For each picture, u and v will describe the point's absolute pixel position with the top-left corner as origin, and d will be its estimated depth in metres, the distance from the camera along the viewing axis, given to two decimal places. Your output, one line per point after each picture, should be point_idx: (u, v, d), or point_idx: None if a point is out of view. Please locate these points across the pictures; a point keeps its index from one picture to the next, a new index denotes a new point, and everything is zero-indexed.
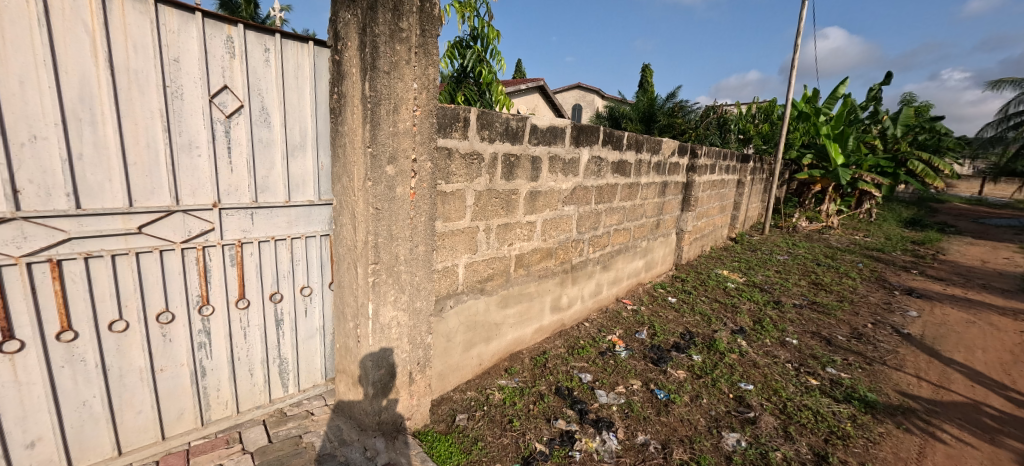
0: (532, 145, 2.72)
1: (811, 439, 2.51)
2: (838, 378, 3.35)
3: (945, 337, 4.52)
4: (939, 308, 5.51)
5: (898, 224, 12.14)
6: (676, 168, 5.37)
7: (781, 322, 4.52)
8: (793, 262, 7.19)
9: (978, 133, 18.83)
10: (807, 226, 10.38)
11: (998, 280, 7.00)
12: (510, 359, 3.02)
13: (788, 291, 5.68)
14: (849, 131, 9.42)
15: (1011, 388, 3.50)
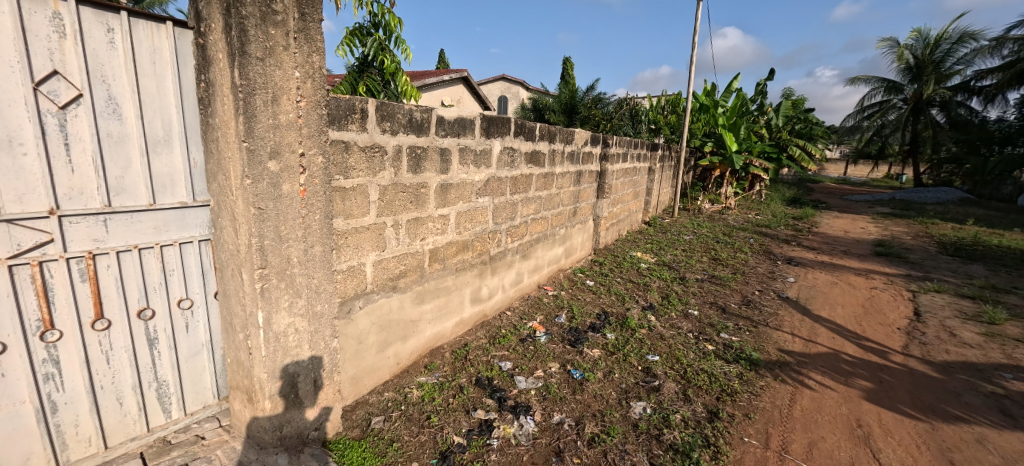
0: (440, 137, 2.68)
1: (705, 398, 2.81)
2: (730, 342, 3.77)
3: (814, 298, 5.29)
4: (811, 273, 6.42)
5: (782, 202, 13.89)
6: (589, 158, 5.63)
7: (685, 296, 4.97)
8: (697, 241, 7.92)
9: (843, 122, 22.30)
10: (709, 208, 11.49)
11: (855, 246, 8.32)
12: (430, 355, 2.99)
13: (692, 267, 6.25)
14: (740, 121, 10.53)
15: (861, 336, 4.19)
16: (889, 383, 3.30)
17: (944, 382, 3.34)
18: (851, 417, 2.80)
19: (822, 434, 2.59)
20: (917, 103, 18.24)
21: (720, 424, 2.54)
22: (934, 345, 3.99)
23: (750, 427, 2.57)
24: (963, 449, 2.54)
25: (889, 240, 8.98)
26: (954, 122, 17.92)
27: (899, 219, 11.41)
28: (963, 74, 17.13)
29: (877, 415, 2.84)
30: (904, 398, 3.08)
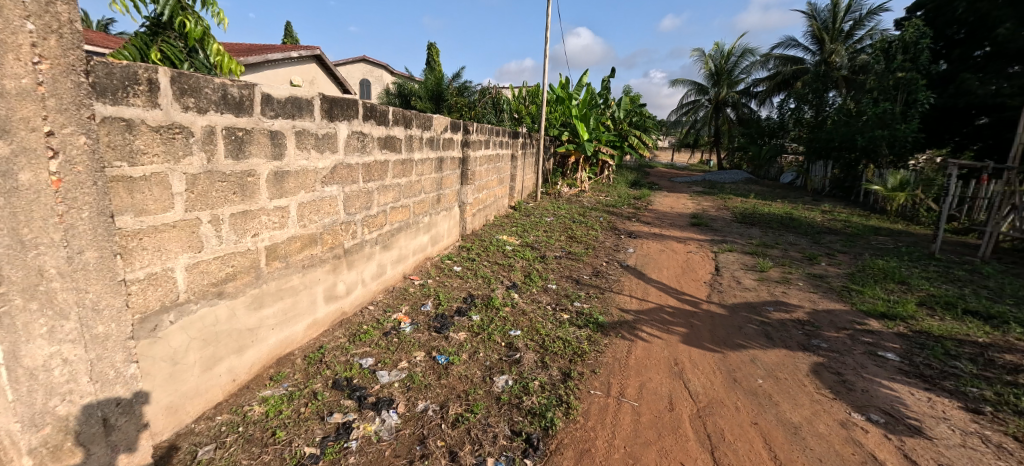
0: (268, 117, 2.36)
1: (560, 363, 3.10)
2: (581, 309, 4.22)
3: (648, 264, 6.25)
4: (646, 243, 7.56)
5: (625, 184, 15.96)
6: (450, 143, 5.61)
7: (545, 272, 5.37)
8: (556, 222, 8.59)
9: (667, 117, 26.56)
10: (568, 192, 12.56)
11: (677, 219, 10.03)
12: (278, 364, 2.67)
13: (552, 246, 6.77)
14: (590, 112, 11.69)
15: (679, 291, 5.10)
16: (697, 326, 4.09)
17: (732, 320, 4.28)
18: (671, 358, 3.40)
19: (650, 375, 3.10)
20: (717, 103, 22.66)
21: (572, 382, 2.85)
22: (727, 292, 5.07)
23: (595, 380, 2.94)
24: (742, 368, 3.30)
25: (701, 213, 11.06)
26: (741, 119, 22.81)
27: (707, 196, 14.13)
28: (745, 82, 21.95)
29: (688, 353, 3.50)
30: (706, 336, 3.86)
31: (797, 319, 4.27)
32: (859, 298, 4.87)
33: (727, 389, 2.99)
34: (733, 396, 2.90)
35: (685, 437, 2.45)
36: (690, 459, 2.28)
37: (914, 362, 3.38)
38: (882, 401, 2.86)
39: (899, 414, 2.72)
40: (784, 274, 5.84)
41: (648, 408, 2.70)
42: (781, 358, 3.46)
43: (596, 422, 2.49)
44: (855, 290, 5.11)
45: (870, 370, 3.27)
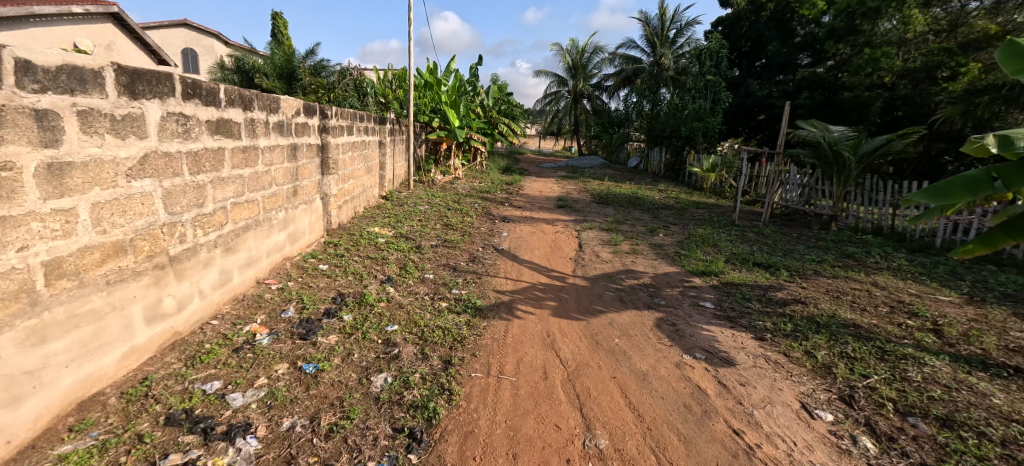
0: (29, 92, 1.80)
1: (441, 351, 3.11)
2: (460, 295, 4.26)
3: (521, 246, 6.58)
4: (519, 227, 7.94)
5: (498, 170, 16.46)
6: (304, 129, 5.01)
7: (422, 263, 5.26)
8: (431, 210, 8.43)
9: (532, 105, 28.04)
10: (441, 179, 12.39)
11: (545, 203, 10.72)
12: (82, 409, 2.11)
13: (428, 235, 6.65)
14: (459, 99, 11.66)
15: (549, 269, 5.51)
16: (565, 299, 4.49)
17: (593, 290, 4.79)
18: (543, 331, 3.67)
19: (526, 350, 3.30)
20: (575, 94, 24.70)
21: (453, 368, 2.89)
22: (589, 266, 5.65)
23: (476, 363, 3.03)
24: (602, 331, 3.74)
25: (566, 195, 12.02)
26: (595, 110, 25.27)
27: (570, 180, 15.42)
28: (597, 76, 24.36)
29: (558, 325, 3.82)
30: (573, 307, 4.26)
31: (643, 283, 4.99)
32: (687, 261, 5.90)
33: (591, 351, 3.36)
34: (595, 356, 3.27)
35: (559, 400, 2.68)
36: (563, 419, 2.50)
37: (723, 307, 4.25)
38: (703, 341, 3.53)
39: (714, 349, 3.39)
40: (633, 246, 6.73)
41: (525, 381, 2.88)
42: (632, 318, 4.01)
43: (477, 403, 2.56)
44: (684, 254, 6.17)
45: (695, 318, 4.01)
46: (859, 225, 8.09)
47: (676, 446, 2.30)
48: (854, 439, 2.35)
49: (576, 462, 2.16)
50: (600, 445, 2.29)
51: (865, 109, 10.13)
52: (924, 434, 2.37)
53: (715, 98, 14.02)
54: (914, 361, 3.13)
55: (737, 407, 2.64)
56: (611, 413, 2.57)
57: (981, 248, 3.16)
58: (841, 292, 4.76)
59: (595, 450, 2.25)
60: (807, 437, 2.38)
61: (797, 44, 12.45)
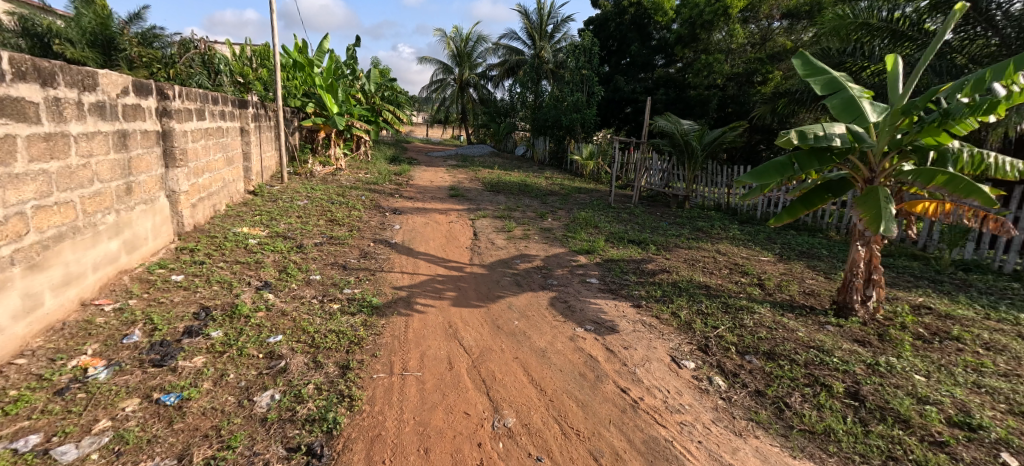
0: None
1: (335, 358, 2.94)
2: (353, 295, 4.02)
3: (414, 238, 6.41)
4: (411, 218, 7.70)
5: (384, 160, 15.66)
6: (135, 112, 4.12)
7: (305, 263, 4.80)
8: (311, 205, 7.69)
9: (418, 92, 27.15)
10: (321, 170, 11.18)
11: (437, 193, 10.54)
12: None
13: (310, 233, 6.07)
14: (336, 82, 10.73)
15: (445, 259, 5.47)
16: (464, 288, 4.54)
17: (491, 276, 4.91)
18: (444, 322, 3.68)
19: (428, 343, 3.28)
20: (461, 83, 24.55)
21: (352, 373, 2.75)
22: (485, 254, 5.75)
23: (377, 364, 2.93)
24: (502, 315, 3.87)
25: (457, 185, 11.99)
26: (482, 99, 25.43)
27: (461, 169, 15.40)
28: (482, 65, 24.52)
29: (459, 314, 3.85)
30: (473, 295, 4.34)
31: (537, 266, 5.28)
32: (573, 242, 6.38)
33: (492, 335, 3.47)
34: (497, 340, 3.39)
35: (466, 388, 2.72)
36: (472, 405, 2.55)
37: (606, 281, 4.72)
38: (590, 314, 3.89)
39: (601, 320, 3.76)
40: (525, 231, 7.03)
41: (430, 374, 2.86)
42: (528, 299, 4.23)
43: (381, 405, 2.48)
44: (571, 236, 6.65)
45: (583, 293, 4.39)
46: (705, 203, 9.61)
47: (575, 411, 2.51)
48: (710, 380, 2.83)
49: (486, 443, 2.23)
50: (508, 424, 2.40)
51: (706, 105, 11.95)
52: (757, 366, 2.96)
53: (589, 92, 15.21)
54: (748, 310, 3.88)
55: (623, 368, 2.97)
56: (516, 392, 2.70)
57: (789, 216, 3.99)
58: (695, 259, 5.64)
59: (503, 429, 2.35)
60: (677, 384, 2.79)
61: (654, 46, 14.10)
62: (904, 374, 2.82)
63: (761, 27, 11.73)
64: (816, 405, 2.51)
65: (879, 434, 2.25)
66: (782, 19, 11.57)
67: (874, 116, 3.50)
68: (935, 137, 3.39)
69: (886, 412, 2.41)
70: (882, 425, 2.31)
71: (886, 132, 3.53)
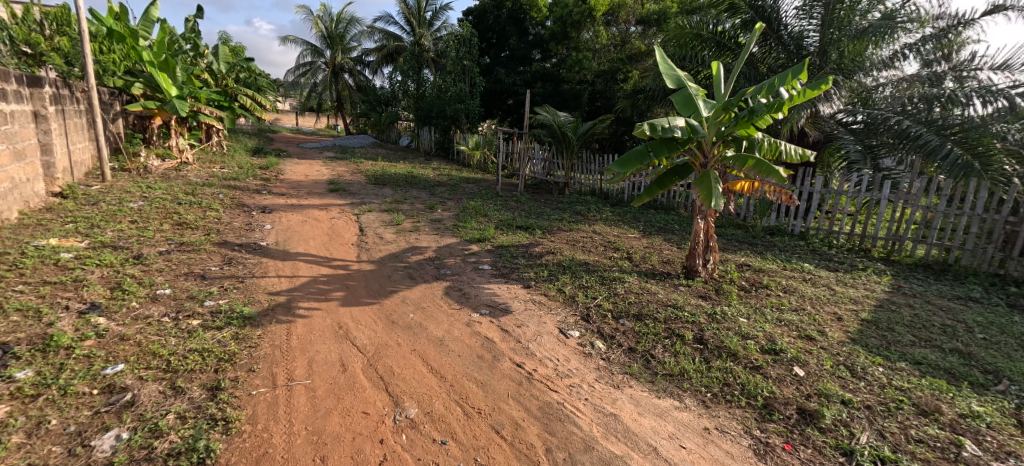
0: None
1: (202, 379, 2.59)
2: (217, 307, 3.53)
3: (290, 239, 5.83)
4: (285, 217, 6.95)
5: (245, 152, 13.76)
6: None
7: (147, 277, 4.04)
8: (150, 207, 6.43)
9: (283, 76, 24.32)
10: (161, 166, 9.32)
11: (313, 187, 9.67)
12: None
13: (152, 240, 5.10)
14: (173, 60, 9.03)
15: (328, 259, 5.10)
16: (353, 286, 4.31)
17: (381, 272, 4.74)
18: (333, 323, 3.47)
19: (317, 348, 3.07)
20: (334, 67, 22.60)
21: (225, 394, 2.46)
22: (373, 250, 5.50)
23: (257, 378, 2.66)
24: (396, 309, 3.79)
25: (337, 178, 11.13)
26: (359, 86, 23.80)
27: (340, 161, 14.31)
28: (357, 49, 22.88)
29: (349, 313, 3.67)
30: (363, 292, 4.15)
31: (429, 258, 5.24)
32: (464, 231, 6.47)
33: (388, 331, 3.39)
34: (392, 335, 3.32)
35: (362, 388, 2.63)
36: (370, 403, 2.48)
37: (497, 267, 4.92)
38: (485, 298, 4.03)
39: (495, 303, 3.94)
40: (414, 224, 6.89)
41: (322, 380, 2.70)
42: (422, 291, 4.20)
43: (265, 421, 2.28)
44: (461, 226, 6.71)
45: (476, 280, 4.51)
46: (582, 189, 10.51)
47: (475, 392, 2.62)
48: (593, 345, 3.19)
49: (389, 438, 2.20)
50: (410, 415, 2.39)
51: (579, 98, 12.96)
52: (629, 327, 3.41)
53: (472, 83, 15.32)
54: (620, 280, 4.42)
55: (517, 346, 3.17)
56: (416, 383, 2.70)
57: (648, 197, 4.65)
58: (576, 240, 6.18)
59: (406, 421, 2.34)
60: (566, 352, 3.08)
61: (531, 41, 14.74)
62: (733, 318, 3.52)
63: (621, 30, 13.04)
64: (674, 352, 3.01)
65: (717, 367, 2.80)
66: (637, 24, 12.97)
67: (704, 112, 4.25)
68: (745, 130, 4.22)
69: (722, 350, 3.00)
70: (720, 360, 2.87)
71: (713, 124, 4.26)
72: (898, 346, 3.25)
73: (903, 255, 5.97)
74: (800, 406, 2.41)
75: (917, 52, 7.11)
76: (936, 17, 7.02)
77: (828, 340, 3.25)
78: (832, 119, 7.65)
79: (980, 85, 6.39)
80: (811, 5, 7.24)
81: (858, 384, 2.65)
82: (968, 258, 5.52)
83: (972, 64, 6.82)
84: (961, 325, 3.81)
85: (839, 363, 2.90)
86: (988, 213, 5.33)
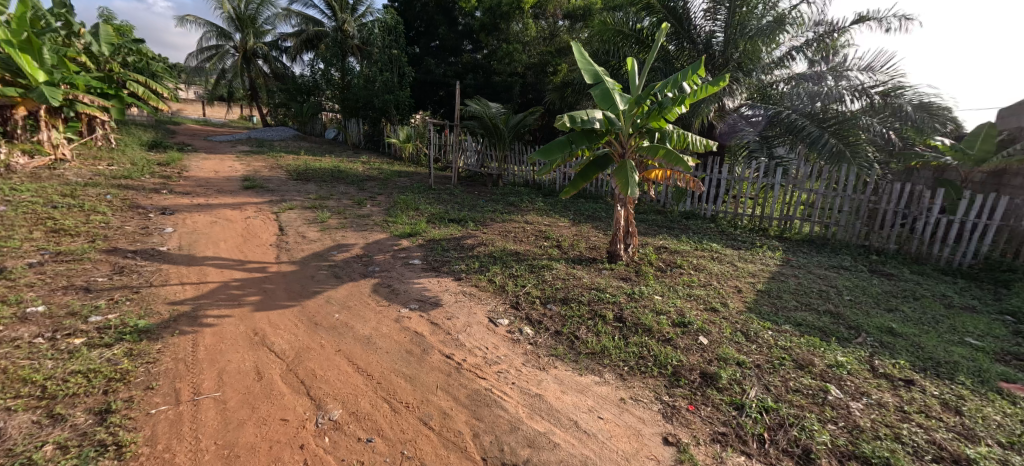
0: None
1: (87, 403, 2.30)
2: (106, 322, 3.13)
3: (196, 242, 5.28)
4: (189, 219, 6.28)
5: (139, 146, 12.19)
6: None
7: (14, 294, 3.46)
8: (15, 212, 5.48)
9: (186, 60, 21.92)
10: (29, 163, 7.98)
11: (225, 185, 8.83)
12: None
13: (18, 251, 4.36)
14: (39, 40, 7.71)
15: (243, 261, 4.71)
16: (271, 289, 4.02)
17: (303, 273, 4.47)
18: (247, 330, 3.23)
19: (228, 358, 2.85)
20: (245, 52, 20.62)
21: (117, 416, 2.21)
22: (294, 249, 5.17)
23: (157, 396, 2.42)
24: (319, 311, 3.62)
25: (252, 174, 10.24)
26: (275, 74, 22.00)
27: (255, 155, 13.18)
28: (272, 33, 21.12)
29: (266, 318, 3.43)
30: (282, 295, 3.90)
31: (356, 255, 5.03)
32: (395, 226, 6.29)
33: (310, 333, 3.22)
34: (315, 337, 3.17)
35: (280, 394, 2.49)
36: (289, 409, 2.36)
37: (429, 261, 4.86)
38: (415, 293, 3.98)
39: (425, 297, 3.90)
40: (341, 221, 6.57)
41: (234, 391, 2.51)
42: (348, 290, 4.04)
43: (167, 441, 2.08)
44: (392, 221, 6.52)
45: (406, 276, 4.42)
46: (515, 181, 10.65)
47: (403, 386, 2.59)
48: (521, 331, 3.28)
49: (311, 443, 2.12)
50: (334, 417, 2.32)
51: (510, 90, 13.06)
52: (555, 312, 3.55)
53: (400, 73, 14.79)
54: (548, 268, 4.57)
55: (447, 337, 3.18)
56: (341, 384, 2.61)
57: (574, 187, 4.85)
58: (508, 231, 6.27)
59: (329, 423, 2.26)
60: (495, 340, 3.14)
61: (460, 31, 14.52)
62: (649, 296, 3.82)
63: (550, 24, 13.28)
64: (596, 332, 3.20)
65: (634, 342, 3.01)
66: (565, 18, 13.26)
67: (621, 105, 4.49)
68: (657, 122, 4.52)
69: (639, 326, 3.23)
70: (636, 336, 3.10)
71: (628, 117, 4.52)
72: (784, 311, 3.73)
73: (794, 233, 6.79)
74: (702, 370, 2.68)
75: (802, 53, 7.99)
76: (816, 24, 7.97)
77: (728, 310, 3.64)
78: (736, 113, 8.37)
79: (852, 84, 7.31)
80: (716, 8, 7.92)
81: (750, 346, 3.00)
82: (843, 233, 6.41)
83: (845, 65, 7.77)
84: (834, 289, 4.45)
85: (736, 329, 3.27)
86: (857, 193, 6.21)
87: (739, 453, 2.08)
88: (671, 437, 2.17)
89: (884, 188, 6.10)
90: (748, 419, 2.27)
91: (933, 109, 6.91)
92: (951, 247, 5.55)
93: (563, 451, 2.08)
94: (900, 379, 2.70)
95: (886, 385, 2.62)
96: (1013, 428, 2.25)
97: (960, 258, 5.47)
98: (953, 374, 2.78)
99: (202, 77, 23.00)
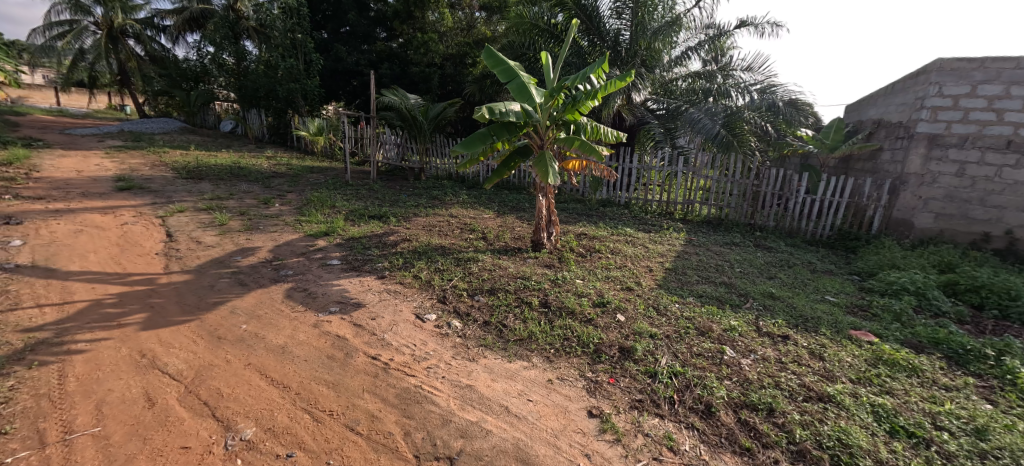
0: None
1: None
2: None
3: (56, 254, 4.45)
4: (46, 227, 5.27)
5: None
6: None
7: None
8: None
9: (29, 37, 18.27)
10: None
11: (92, 186, 7.53)
12: None
13: None
14: None
15: (121, 274, 4.07)
16: (159, 304, 3.54)
17: (200, 282, 4.00)
18: (131, 353, 2.82)
19: (108, 386, 2.47)
20: (110, 30, 17.65)
21: None
22: (186, 257, 4.59)
23: (13, 442, 2.04)
24: (223, 323, 3.27)
25: (128, 173, 8.85)
26: (152, 57, 19.16)
27: (130, 151, 11.39)
28: (145, 9, 18.39)
29: (155, 337, 3.02)
30: (173, 310, 3.44)
31: (264, 259, 4.61)
32: (308, 225, 5.87)
33: (212, 350, 2.90)
34: (219, 353, 2.86)
35: (178, 420, 2.22)
36: (191, 435, 2.12)
37: (349, 261, 4.61)
38: (334, 295, 3.77)
39: (346, 298, 3.71)
40: (244, 222, 5.96)
41: (118, 423, 2.19)
42: (257, 298, 3.69)
43: None
44: (305, 220, 6.07)
45: (324, 277, 4.16)
46: (438, 174, 10.46)
47: (326, 394, 2.45)
48: (449, 325, 3.27)
49: None
50: (246, 436, 2.13)
51: (428, 81, 12.73)
52: (482, 302, 3.59)
53: (306, 59, 13.68)
54: (474, 260, 4.58)
55: (372, 338, 3.05)
56: (253, 400, 2.39)
57: (497, 178, 4.93)
58: (432, 225, 6.15)
59: (240, 445, 2.07)
60: (422, 336, 3.10)
61: (372, 18, 13.80)
62: (571, 281, 4.01)
63: (466, 15, 13.16)
64: (523, 319, 3.29)
65: (559, 325, 3.16)
66: (481, 10, 13.22)
67: (537, 98, 4.57)
68: (572, 115, 4.69)
69: (563, 309, 3.40)
70: (561, 319, 3.25)
71: (544, 109, 4.62)
72: (688, 285, 4.15)
73: (695, 215, 7.53)
74: (620, 346, 2.89)
75: (696, 53, 8.79)
76: (706, 27, 8.79)
77: (641, 288, 3.96)
78: (643, 106, 8.96)
79: (737, 83, 8.23)
80: (621, 8, 8.41)
81: (661, 319, 3.30)
82: (734, 214, 7.24)
83: (731, 66, 8.70)
84: (728, 263, 5.05)
85: (648, 305, 3.57)
86: (742, 178, 7.04)
87: (653, 415, 2.29)
88: (595, 409, 2.31)
89: (764, 173, 6.97)
90: (661, 384, 2.50)
91: (800, 105, 7.85)
92: (814, 222, 6.57)
93: (496, 437, 2.12)
94: (779, 336, 3.15)
95: (768, 342, 3.04)
96: (860, 366, 2.75)
97: (821, 231, 6.49)
98: (817, 327, 3.31)
99: (53, 58, 19.36)
